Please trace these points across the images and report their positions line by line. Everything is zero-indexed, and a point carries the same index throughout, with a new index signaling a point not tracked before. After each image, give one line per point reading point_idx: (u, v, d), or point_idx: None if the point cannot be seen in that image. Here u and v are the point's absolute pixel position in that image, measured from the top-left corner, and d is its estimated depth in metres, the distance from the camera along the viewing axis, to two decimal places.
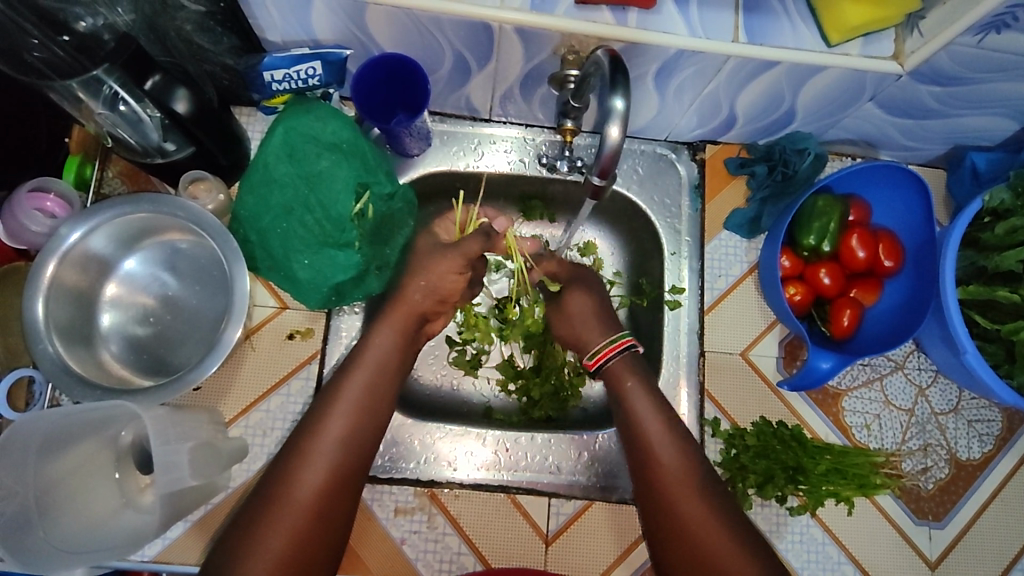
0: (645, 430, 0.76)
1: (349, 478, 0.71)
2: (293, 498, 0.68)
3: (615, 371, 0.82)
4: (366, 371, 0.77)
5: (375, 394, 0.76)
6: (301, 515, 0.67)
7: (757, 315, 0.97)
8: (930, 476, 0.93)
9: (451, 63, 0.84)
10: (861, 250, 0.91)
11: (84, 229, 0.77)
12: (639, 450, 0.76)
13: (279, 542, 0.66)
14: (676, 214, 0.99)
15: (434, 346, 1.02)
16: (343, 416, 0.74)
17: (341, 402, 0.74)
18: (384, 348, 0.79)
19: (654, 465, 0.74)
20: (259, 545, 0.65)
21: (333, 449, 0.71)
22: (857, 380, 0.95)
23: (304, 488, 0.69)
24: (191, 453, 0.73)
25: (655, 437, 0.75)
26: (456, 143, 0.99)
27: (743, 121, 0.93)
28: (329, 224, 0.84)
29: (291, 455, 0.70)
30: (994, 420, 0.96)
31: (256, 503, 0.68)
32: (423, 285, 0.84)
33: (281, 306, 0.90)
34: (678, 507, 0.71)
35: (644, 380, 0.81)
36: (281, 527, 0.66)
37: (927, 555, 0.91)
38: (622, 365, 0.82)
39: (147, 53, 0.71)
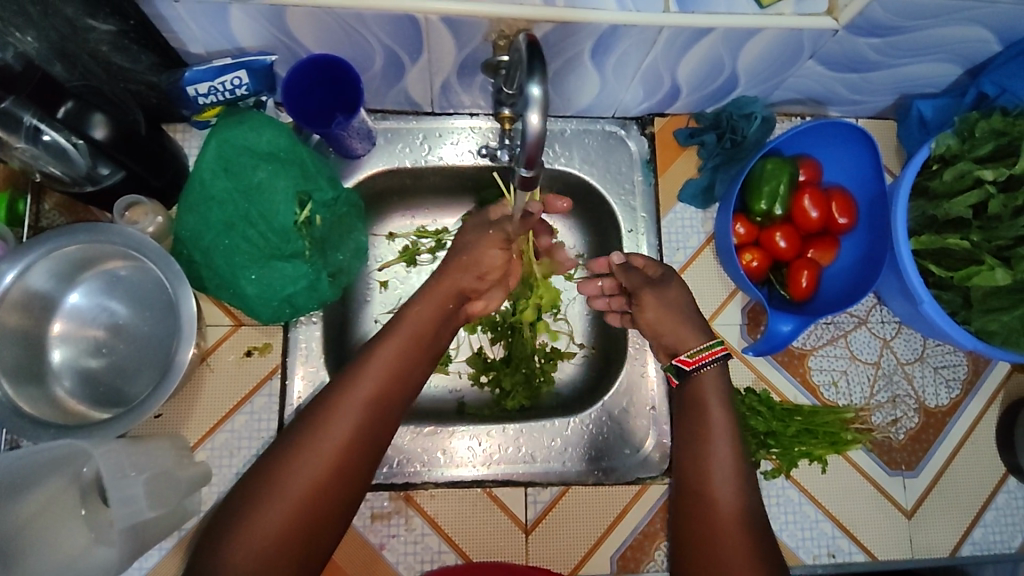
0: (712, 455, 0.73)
1: (355, 458, 0.68)
2: (298, 466, 0.65)
3: (701, 385, 0.78)
4: (394, 345, 0.75)
5: (398, 379, 0.74)
6: (302, 486, 0.65)
7: (718, 285, 0.96)
8: (900, 426, 0.94)
9: (383, 59, 0.82)
10: (813, 210, 0.90)
11: (20, 268, 0.74)
12: (701, 471, 0.73)
13: (280, 511, 0.64)
14: (630, 191, 0.99)
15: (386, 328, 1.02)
16: (364, 390, 0.71)
17: (369, 375, 0.72)
18: (418, 330, 0.77)
19: (711, 491, 0.72)
20: (257, 513, 0.63)
21: (346, 426, 0.68)
22: (821, 339, 0.95)
23: (309, 461, 0.66)
24: (149, 485, 0.74)
25: (719, 463, 0.73)
26: (401, 140, 0.98)
27: (687, 90, 0.92)
28: (273, 235, 0.82)
29: (306, 421, 0.68)
30: (959, 365, 0.96)
31: (263, 467, 0.67)
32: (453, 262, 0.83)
33: (235, 324, 0.88)
34: (722, 533, 0.69)
35: (726, 398, 0.77)
36: (283, 497, 0.64)
37: (903, 505, 0.92)
38: (708, 381, 0.78)
39: (55, 80, 0.69)
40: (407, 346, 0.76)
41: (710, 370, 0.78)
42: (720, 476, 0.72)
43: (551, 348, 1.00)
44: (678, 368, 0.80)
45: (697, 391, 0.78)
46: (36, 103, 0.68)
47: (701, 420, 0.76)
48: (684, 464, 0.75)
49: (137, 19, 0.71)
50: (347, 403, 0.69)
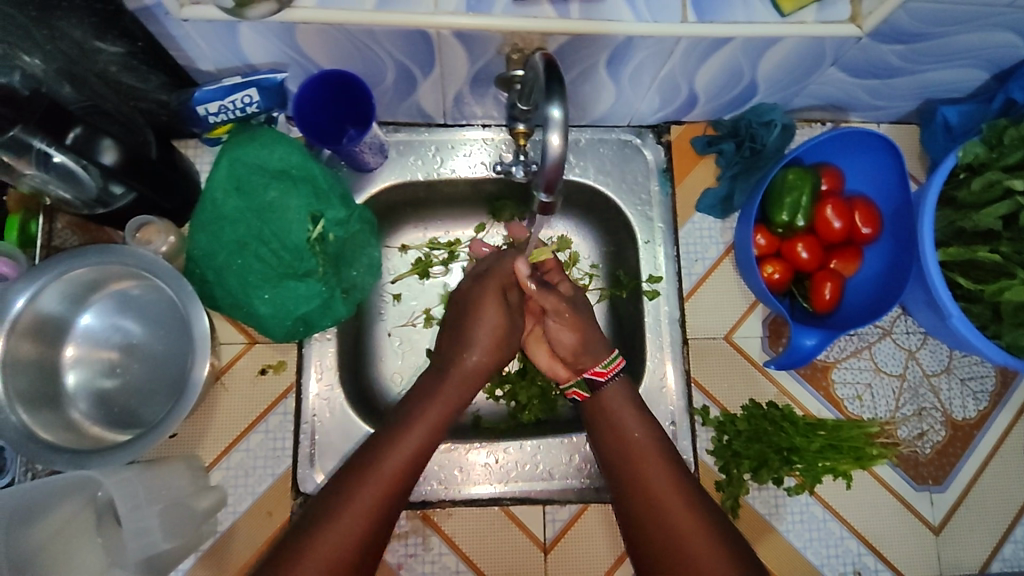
0: (641, 457, 0.76)
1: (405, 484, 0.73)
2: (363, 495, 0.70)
3: (609, 398, 0.82)
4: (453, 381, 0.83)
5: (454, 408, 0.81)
6: (362, 518, 0.68)
7: (738, 297, 0.94)
8: (927, 440, 0.92)
9: (395, 73, 0.81)
10: (836, 220, 0.88)
11: (32, 292, 0.73)
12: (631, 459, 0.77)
13: (360, 509, 0.69)
14: (647, 201, 0.97)
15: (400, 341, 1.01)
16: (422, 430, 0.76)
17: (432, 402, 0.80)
18: (468, 369, 0.84)
19: (645, 480, 0.74)
20: (335, 524, 0.67)
21: (401, 460, 0.73)
22: (844, 351, 0.93)
23: (370, 490, 0.70)
24: (162, 516, 0.76)
25: (648, 450, 0.77)
26: (413, 152, 0.97)
27: (705, 98, 0.90)
28: (287, 254, 0.81)
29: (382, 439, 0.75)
30: (987, 376, 0.94)
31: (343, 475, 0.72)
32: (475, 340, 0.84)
33: (249, 341, 0.87)
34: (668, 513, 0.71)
35: (639, 410, 0.81)
36: (364, 496, 0.70)
37: (930, 521, 0.90)
38: (618, 394, 0.82)
39: (63, 106, 0.67)
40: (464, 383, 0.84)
41: (618, 382, 0.83)
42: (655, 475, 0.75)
43: None
44: (589, 382, 0.84)
45: (608, 404, 0.82)
46: (43, 129, 0.65)
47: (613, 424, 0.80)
48: (621, 478, 0.76)
49: (145, 41, 0.70)
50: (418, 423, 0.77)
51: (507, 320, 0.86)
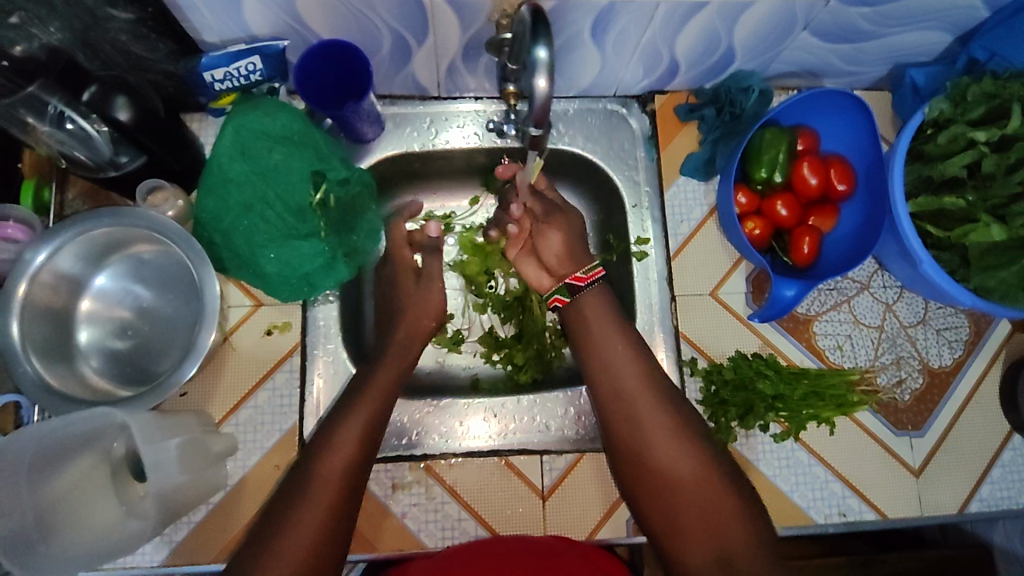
0: (631, 396, 0.82)
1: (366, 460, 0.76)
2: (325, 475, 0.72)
3: (581, 313, 0.90)
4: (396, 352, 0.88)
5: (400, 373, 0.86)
6: (339, 469, 0.73)
7: (722, 255, 0.98)
8: (905, 387, 0.96)
9: (391, 42, 0.85)
10: (813, 177, 0.92)
11: (50, 250, 0.77)
12: (636, 430, 0.80)
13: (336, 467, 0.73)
14: (634, 166, 1.02)
15: None
16: (374, 403, 0.80)
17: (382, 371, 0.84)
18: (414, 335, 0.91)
19: (641, 423, 0.80)
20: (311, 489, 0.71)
21: (361, 422, 0.77)
22: (825, 304, 0.98)
23: (330, 471, 0.72)
24: (180, 450, 0.75)
25: (641, 407, 0.81)
26: (410, 124, 1.01)
27: (686, 65, 0.95)
28: (290, 216, 0.85)
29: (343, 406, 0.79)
30: (961, 326, 0.98)
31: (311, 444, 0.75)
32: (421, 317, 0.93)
33: (256, 304, 0.91)
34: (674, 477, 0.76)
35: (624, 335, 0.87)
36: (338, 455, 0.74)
37: (910, 464, 0.94)
38: (596, 304, 0.90)
39: (80, 67, 0.74)
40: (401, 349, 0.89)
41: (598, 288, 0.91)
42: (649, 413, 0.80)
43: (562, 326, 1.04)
44: (569, 287, 0.92)
45: (583, 332, 0.89)
46: (61, 87, 0.72)
47: (619, 393, 0.83)
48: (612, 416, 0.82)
49: (156, 6, 0.73)
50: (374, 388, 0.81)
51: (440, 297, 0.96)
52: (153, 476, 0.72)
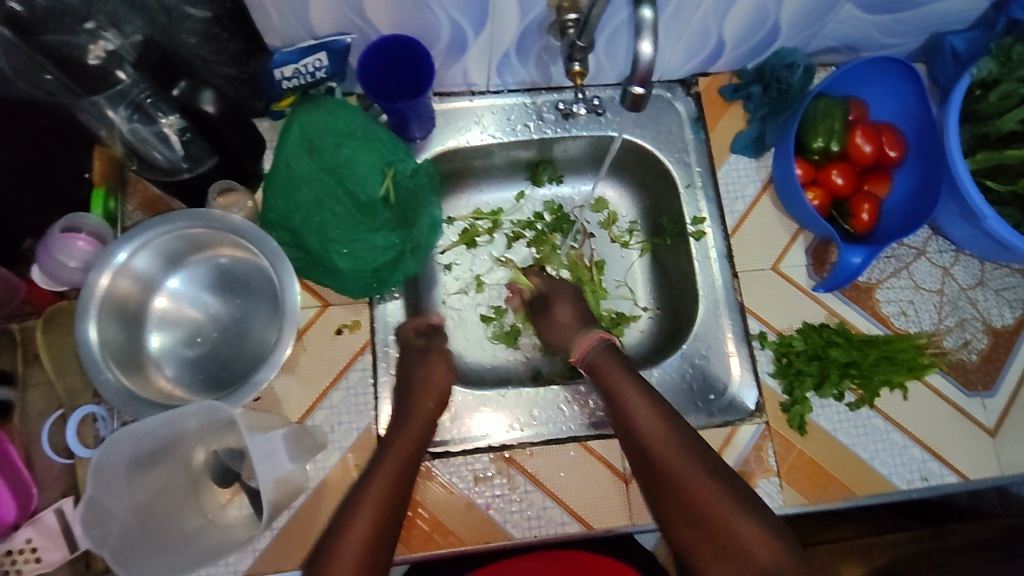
0: (649, 435, 0.77)
1: (388, 524, 0.70)
2: (355, 530, 0.68)
3: (601, 368, 0.85)
4: (427, 404, 0.82)
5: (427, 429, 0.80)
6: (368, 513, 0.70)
7: (779, 229, 0.99)
8: (971, 348, 0.96)
9: (449, 34, 0.86)
10: (867, 144, 0.94)
11: (127, 255, 0.77)
12: (662, 466, 0.74)
13: (366, 514, 0.70)
14: (684, 149, 1.03)
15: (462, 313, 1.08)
16: (391, 462, 0.75)
17: (405, 424, 0.80)
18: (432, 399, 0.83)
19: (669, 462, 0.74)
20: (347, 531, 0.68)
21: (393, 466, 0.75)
22: (885, 272, 0.98)
23: (362, 519, 0.69)
24: (285, 441, 0.75)
25: (661, 446, 0.76)
26: (460, 119, 1.02)
27: (731, 46, 0.97)
28: (359, 209, 0.85)
29: (385, 450, 0.77)
30: (1019, 286, 0.99)
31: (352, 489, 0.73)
32: (422, 398, 0.82)
33: (323, 304, 0.89)
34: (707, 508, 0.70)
35: (632, 375, 0.83)
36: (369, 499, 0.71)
37: (985, 424, 0.93)
38: (607, 364, 0.85)
39: (173, 61, 0.76)
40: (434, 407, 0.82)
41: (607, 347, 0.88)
42: (675, 450, 0.75)
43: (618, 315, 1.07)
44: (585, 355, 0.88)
45: (599, 380, 0.84)
46: (153, 78, 0.75)
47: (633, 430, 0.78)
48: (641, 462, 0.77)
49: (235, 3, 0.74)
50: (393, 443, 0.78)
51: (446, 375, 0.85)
52: (261, 466, 0.70)
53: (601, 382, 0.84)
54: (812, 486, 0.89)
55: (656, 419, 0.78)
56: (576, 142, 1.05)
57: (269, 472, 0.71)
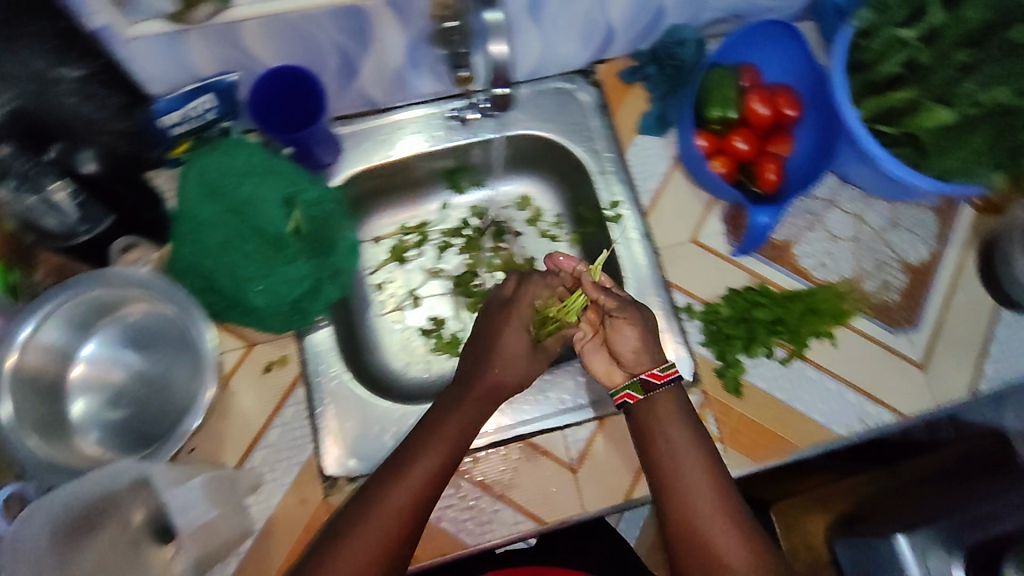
0: (684, 481, 0.76)
1: (420, 514, 0.73)
2: (376, 524, 0.70)
3: (653, 408, 0.81)
4: (479, 389, 0.82)
5: (477, 417, 0.81)
6: (406, 498, 0.72)
7: (693, 201, 1.01)
8: (892, 288, 0.98)
9: (335, 58, 0.86)
10: (764, 107, 0.95)
11: (31, 327, 0.75)
12: (687, 518, 0.74)
13: (403, 498, 0.72)
14: (592, 137, 1.04)
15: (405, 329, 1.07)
16: (438, 453, 0.76)
17: (456, 410, 0.80)
18: (491, 378, 0.83)
19: (694, 511, 0.74)
20: (366, 524, 0.70)
21: (431, 463, 0.75)
22: (800, 228, 1.00)
23: (393, 504, 0.72)
24: (203, 488, 0.74)
25: (696, 494, 0.75)
26: (368, 139, 1.01)
27: (620, 30, 0.98)
28: (269, 245, 0.83)
29: (426, 436, 0.77)
30: (928, 220, 1.03)
31: (383, 473, 0.75)
32: (488, 368, 0.83)
33: (249, 343, 0.89)
34: (719, 557, 0.71)
35: (684, 420, 0.80)
36: (404, 487, 0.73)
37: (914, 358, 0.96)
38: (667, 402, 0.81)
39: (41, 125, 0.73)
40: (487, 395, 0.82)
41: (673, 387, 0.82)
42: (702, 497, 0.74)
43: None
44: (644, 383, 0.82)
45: (643, 421, 0.81)
46: (26, 144, 0.71)
47: (661, 466, 0.77)
48: (668, 503, 0.75)
49: (106, 58, 0.74)
50: (445, 432, 0.78)
51: (521, 345, 0.86)
52: (180, 519, 0.71)
53: (646, 423, 0.80)
54: (756, 446, 0.90)
55: (696, 467, 0.76)
56: (488, 146, 1.06)
57: (185, 525, 0.71)
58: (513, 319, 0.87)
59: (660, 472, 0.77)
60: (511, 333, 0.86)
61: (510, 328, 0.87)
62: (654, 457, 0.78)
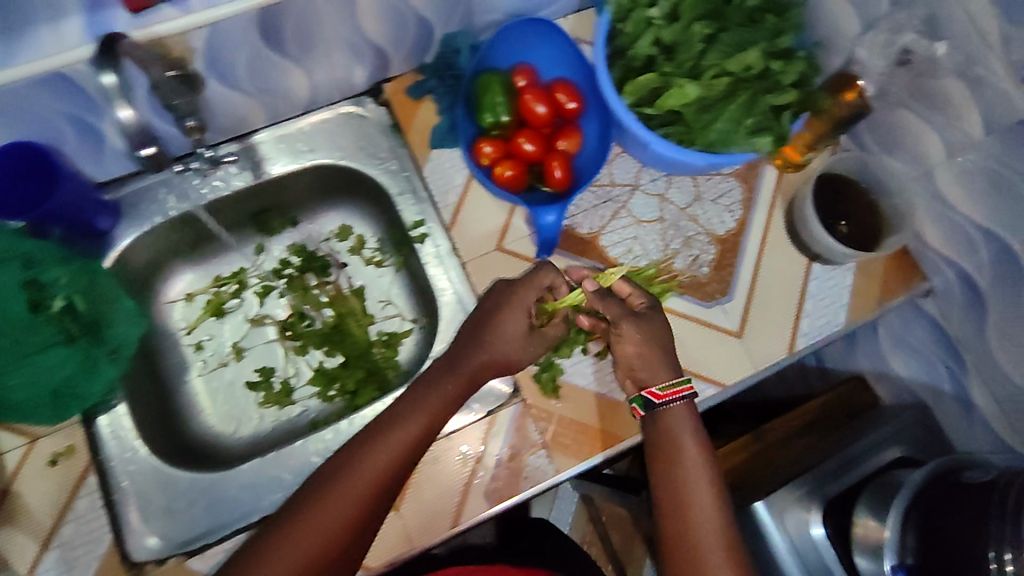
0: (689, 483, 0.79)
1: (371, 516, 0.74)
2: (320, 527, 0.72)
3: (669, 419, 0.84)
4: (464, 376, 0.83)
5: (443, 414, 0.81)
6: (350, 502, 0.73)
7: (495, 207, 0.97)
8: (701, 262, 0.98)
9: (71, 127, 0.83)
10: (537, 106, 0.93)
11: None
12: (685, 525, 0.78)
13: (346, 504, 0.73)
14: (386, 159, 0.99)
15: (234, 377, 1.04)
16: (396, 448, 0.77)
17: (420, 409, 0.80)
18: (492, 357, 0.85)
19: (687, 511, 0.78)
20: (301, 526, 0.72)
21: (378, 466, 0.76)
22: (605, 218, 0.99)
23: (341, 507, 0.73)
24: None
25: (698, 494, 0.79)
26: (146, 199, 0.95)
27: (390, 47, 0.93)
28: (19, 331, 0.78)
29: (371, 436, 0.78)
30: (733, 189, 1.02)
31: (342, 463, 0.77)
32: (479, 356, 0.85)
33: (31, 439, 0.85)
34: (702, 559, 0.76)
35: (698, 434, 0.83)
36: (349, 486, 0.74)
37: (730, 329, 0.96)
38: (675, 415, 0.84)
39: None
40: (468, 381, 0.84)
41: (679, 406, 0.84)
42: (701, 509, 0.78)
43: (388, 335, 1.06)
44: (646, 401, 0.84)
45: (664, 429, 0.83)
46: None
47: (667, 454, 0.82)
48: (664, 505, 0.80)
49: None
50: (393, 436, 0.78)
51: (521, 335, 0.87)
52: None
53: (653, 440, 0.83)
54: (579, 446, 0.90)
55: (703, 478, 0.80)
56: (283, 184, 1.01)
57: None
58: (518, 305, 0.87)
59: (667, 476, 0.81)
60: (511, 319, 0.86)
61: (510, 319, 0.86)
62: (655, 464, 0.82)
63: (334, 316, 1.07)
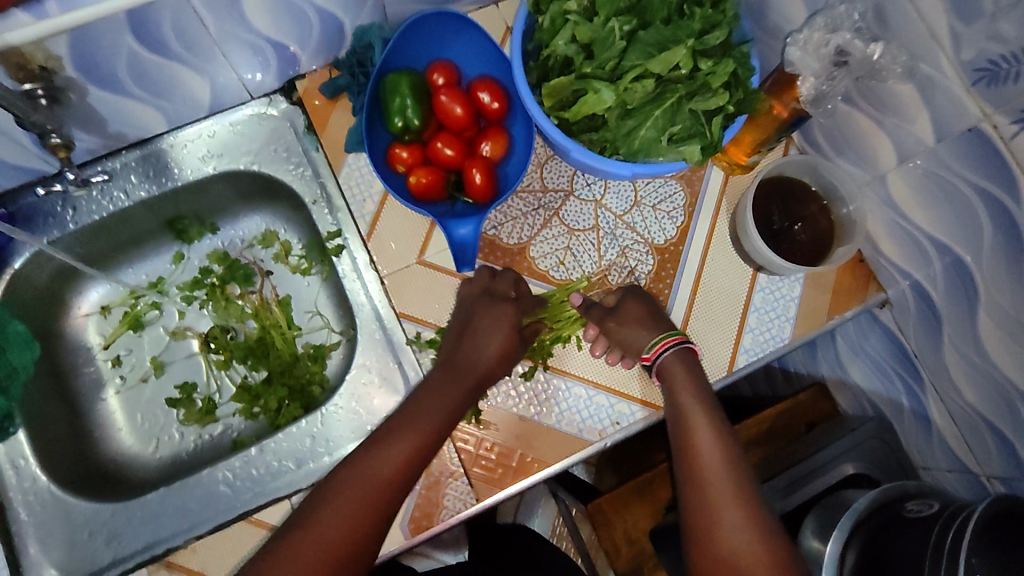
0: (704, 450, 0.77)
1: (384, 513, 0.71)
2: (334, 523, 0.68)
3: (671, 376, 0.83)
4: (471, 378, 0.80)
5: (449, 421, 0.77)
6: (362, 502, 0.69)
7: (416, 217, 0.91)
8: (637, 275, 0.93)
9: None
10: (452, 108, 0.86)
11: None
12: (710, 497, 0.74)
13: (359, 503, 0.69)
14: (299, 165, 0.93)
15: (154, 394, 1.00)
16: (407, 446, 0.73)
17: (430, 406, 0.77)
18: (487, 366, 0.81)
19: (710, 478, 0.75)
20: (324, 519, 0.68)
21: (392, 462, 0.72)
22: (535, 226, 0.92)
23: (360, 498, 0.69)
24: None
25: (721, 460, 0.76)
26: (42, 213, 0.89)
27: (294, 43, 0.85)
28: None
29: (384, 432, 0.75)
30: (675, 193, 0.95)
31: (352, 462, 0.72)
32: (480, 356, 0.81)
33: None
34: (722, 527, 0.72)
35: (704, 397, 0.82)
36: (361, 488, 0.70)
37: None
38: (677, 374, 0.83)
39: None
40: (475, 381, 0.80)
41: (677, 361, 0.84)
42: (719, 473, 0.75)
43: (315, 348, 1.00)
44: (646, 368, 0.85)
45: (673, 387, 0.83)
46: None
47: (681, 416, 0.80)
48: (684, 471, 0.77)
49: None
50: (396, 444, 0.73)
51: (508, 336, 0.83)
52: None
53: (675, 390, 0.82)
54: (500, 472, 0.86)
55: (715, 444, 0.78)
56: (193, 191, 0.95)
57: None
58: (492, 308, 0.84)
59: (683, 444, 0.79)
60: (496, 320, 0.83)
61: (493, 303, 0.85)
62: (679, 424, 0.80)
63: (258, 332, 1.01)
